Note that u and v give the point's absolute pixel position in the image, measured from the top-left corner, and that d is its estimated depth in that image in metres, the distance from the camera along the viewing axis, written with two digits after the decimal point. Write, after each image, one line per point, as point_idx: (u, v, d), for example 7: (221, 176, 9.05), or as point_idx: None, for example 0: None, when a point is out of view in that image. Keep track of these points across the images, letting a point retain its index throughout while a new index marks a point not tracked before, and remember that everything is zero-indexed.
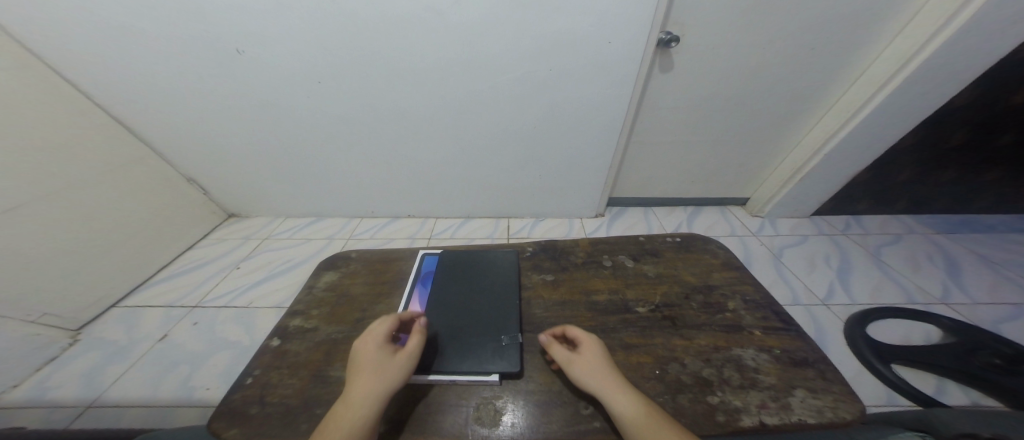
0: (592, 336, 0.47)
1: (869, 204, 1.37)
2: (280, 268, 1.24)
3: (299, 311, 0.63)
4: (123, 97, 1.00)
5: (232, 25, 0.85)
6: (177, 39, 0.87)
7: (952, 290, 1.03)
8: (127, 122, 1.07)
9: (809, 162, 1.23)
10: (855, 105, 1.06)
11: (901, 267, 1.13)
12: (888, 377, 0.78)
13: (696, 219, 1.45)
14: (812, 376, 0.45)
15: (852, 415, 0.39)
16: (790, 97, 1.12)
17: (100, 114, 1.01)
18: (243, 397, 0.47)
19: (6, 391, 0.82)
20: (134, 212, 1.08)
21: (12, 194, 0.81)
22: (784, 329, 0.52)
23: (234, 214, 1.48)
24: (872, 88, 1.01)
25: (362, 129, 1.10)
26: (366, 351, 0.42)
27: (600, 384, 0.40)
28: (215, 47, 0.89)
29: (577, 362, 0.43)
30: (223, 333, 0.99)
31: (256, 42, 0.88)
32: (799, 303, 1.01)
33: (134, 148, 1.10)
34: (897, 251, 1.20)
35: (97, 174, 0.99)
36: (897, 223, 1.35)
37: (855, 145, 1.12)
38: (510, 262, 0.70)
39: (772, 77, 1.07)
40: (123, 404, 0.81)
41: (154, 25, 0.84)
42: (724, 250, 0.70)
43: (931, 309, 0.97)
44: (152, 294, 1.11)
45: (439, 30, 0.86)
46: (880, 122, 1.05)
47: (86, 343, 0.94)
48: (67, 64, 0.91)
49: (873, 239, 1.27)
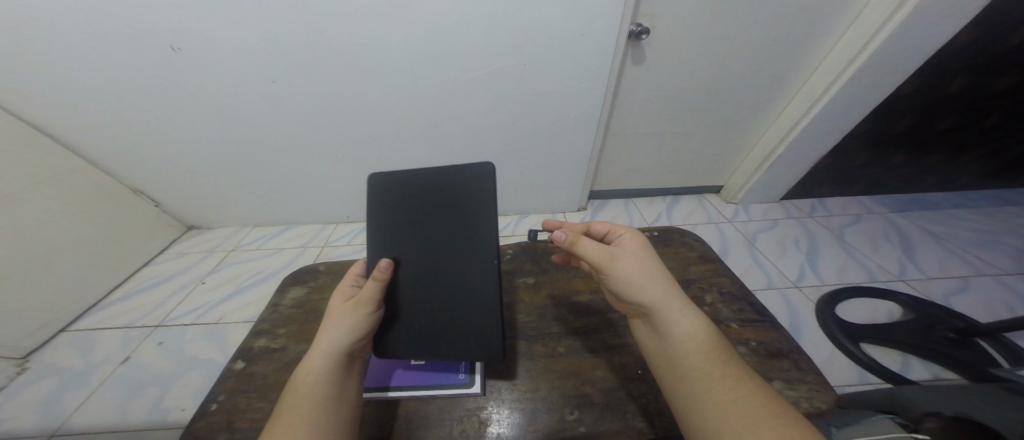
0: (643, 239, 0.41)
1: (832, 187, 1.43)
2: (250, 280, 1.16)
3: (265, 330, 0.58)
4: (43, 101, 0.88)
5: (165, 19, 0.76)
6: (98, 32, 0.77)
7: (908, 266, 1.10)
8: (52, 130, 0.95)
9: (775, 150, 1.27)
10: (815, 95, 1.09)
11: (863, 246, 1.20)
12: (857, 355, 0.82)
13: (675, 208, 1.47)
14: (787, 366, 0.46)
15: (826, 404, 0.40)
16: (758, 87, 1.15)
17: (15, 121, 0.89)
18: (208, 424, 0.44)
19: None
20: (77, 226, 0.98)
21: None
22: (759, 321, 0.53)
23: (194, 226, 1.37)
24: (830, 78, 1.04)
25: (329, 131, 1.04)
26: (337, 294, 0.46)
27: (661, 298, 0.36)
28: (144, 41, 0.79)
29: (629, 268, 0.38)
30: (193, 351, 0.92)
31: (193, 37, 0.80)
32: (773, 286, 1.05)
33: (64, 157, 0.98)
34: (859, 230, 1.27)
35: (27, 184, 0.88)
36: (857, 204, 1.43)
37: (815, 134, 1.16)
38: (465, 171, 0.46)
39: (741, 67, 1.08)
40: (87, 433, 0.74)
41: (70, 17, 0.74)
42: (700, 242, 0.71)
43: (891, 286, 1.03)
44: (106, 316, 1.02)
45: (403, 24, 0.81)
46: (840, 112, 1.09)
47: (36, 371, 0.86)
48: None
49: (837, 220, 1.33)
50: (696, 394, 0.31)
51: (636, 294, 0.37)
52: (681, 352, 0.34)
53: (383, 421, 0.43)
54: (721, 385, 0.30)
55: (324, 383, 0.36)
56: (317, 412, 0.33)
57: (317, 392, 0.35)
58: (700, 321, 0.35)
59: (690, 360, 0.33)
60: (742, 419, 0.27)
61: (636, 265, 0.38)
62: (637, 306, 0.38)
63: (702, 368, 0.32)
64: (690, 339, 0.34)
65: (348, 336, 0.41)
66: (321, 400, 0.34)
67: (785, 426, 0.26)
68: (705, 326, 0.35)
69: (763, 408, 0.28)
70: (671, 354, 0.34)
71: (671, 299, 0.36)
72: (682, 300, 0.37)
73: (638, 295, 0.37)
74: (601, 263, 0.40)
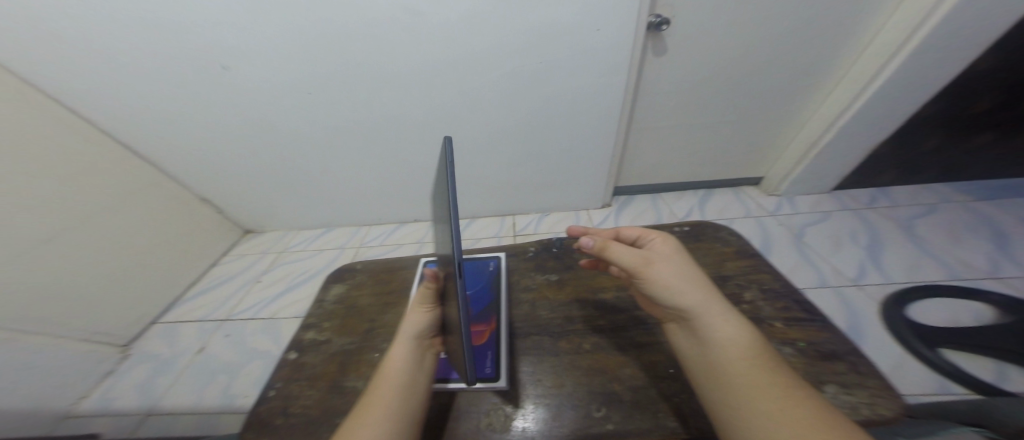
0: (676, 245, 0.41)
1: (898, 174, 1.26)
2: (297, 279, 1.27)
3: (313, 324, 0.64)
4: (132, 126, 1.04)
5: (218, 45, 0.86)
6: (169, 62, 0.89)
7: (1001, 261, 0.94)
8: (138, 151, 1.12)
9: (822, 138, 1.14)
10: (868, 74, 0.97)
11: (940, 238, 1.04)
12: (935, 362, 0.72)
13: (710, 202, 1.38)
14: (843, 370, 0.42)
15: (891, 412, 0.36)
16: (801, 68, 1.05)
17: (114, 145, 1.07)
18: (269, 408, 0.49)
19: (76, 402, 0.89)
20: (158, 232, 1.15)
21: (29, 231, 0.83)
22: (808, 320, 0.49)
23: (250, 230, 1.53)
24: (886, 54, 0.92)
25: (359, 138, 1.12)
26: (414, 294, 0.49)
27: (700, 302, 0.35)
28: (201, 66, 0.90)
29: (665, 271, 0.37)
30: (252, 344, 1.03)
31: (242, 60, 0.89)
32: (827, 284, 0.95)
33: (147, 173, 1.15)
34: (935, 221, 1.11)
35: (118, 199, 1.04)
36: (932, 192, 1.24)
37: (869, 119, 1.03)
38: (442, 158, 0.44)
39: (780, 47, 0.99)
40: (173, 414, 0.86)
41: (147, 52, 0.86)
42: (737, 237, 0.66)
43: (978, 285, 0.89)
44: (184, 311, 1.17)
45: (421, 31, 0.84)
46: (902, 92, 0.95)
47: (135, 357, 1.02)
48: (80, 99, 0.96)
49: (906, 211, 1.17)
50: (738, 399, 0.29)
51: (674, 297, 0.36)
52: (723, 357, 0.31)
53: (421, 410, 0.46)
54: (767, 392, 0.28)
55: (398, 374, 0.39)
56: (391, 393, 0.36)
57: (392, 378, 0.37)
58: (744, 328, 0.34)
59: (733, 365, 0.31)
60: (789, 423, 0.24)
61: (673, 271, 0.37)
62: (675, 312, 0.36)
63: (746, 374, 0.29)
64: (734, 344, 0.32)
65: (415, 330, 0.44)
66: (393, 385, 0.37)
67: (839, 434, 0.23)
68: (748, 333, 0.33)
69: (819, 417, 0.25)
70: (711, 360, 0.32)
71: (711, 304, 0.35)
72: (722, 306, 0.35)
73: (676, 298, 0.36)
74: (633, 265, 0.39)
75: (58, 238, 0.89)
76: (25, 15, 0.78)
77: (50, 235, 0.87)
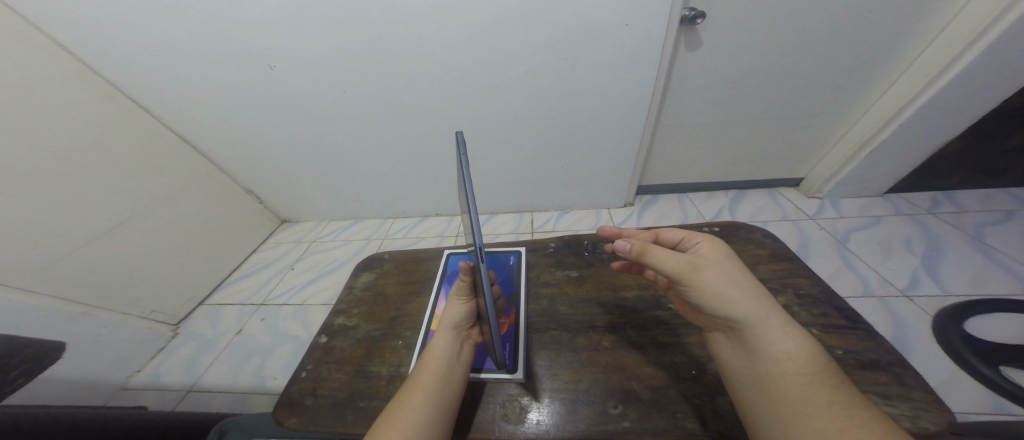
0: (725, 248, 0.39)
1: (966, 176, 1.14)
2: (327, 268, 1.35)
3: (342, 309, 0.68)
4: (188, 122, 1.14)
5: (263, 44, 0.91)
6: (221, 63, 0.96)
7: None
8: (197, 144, 1.21)
9: (877, 136, 1.06)
10: (938, 66, 0.89)
11: (1011, 249, 0.94)
12: (996, 383, 0.65)
13: (740, 203, 1.32)
14: (885, 381, 0.39)
15: (937, 426, 0.33)
16: (850, 61, 0.97)
17: (175, 139, 1.17)
18: (299, 389, 0.53)
19: (132, 375, 1.00)
20: (207, 221, 1.25)
21: (107, 216, 0.97)
22: (849, 328, 0.46)
23: (286, 220, 1.64)
24: (961, 44, 0.84)
25: (387, 133, 1.16)
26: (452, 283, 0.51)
27: (756, 313, 0.34)
28: (250, 64, 0.97)
29: (715, 280, 0.35)
30: (285, 328, 1.11)
31: (284, 58, 0.95)
32: (872, 294, 0.88)
33: (203, 165, 1.25)
34: (1007, 230, 0.99)
35: (177, 190, 1.15)
36: (1005, 197, 1.11)
37: (941, 113, 0.94)
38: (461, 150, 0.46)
39: (827, 39, 0.93)
40: (212, 391, 0.94)
41: (205, 54, 0.94)
42: (772, 238, 0.63)
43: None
44: (228, 293, 1.27)
45: (451, 28, 0.86)
46: (974, 85, 0.87)
47: (184, 335, 1.12)
48: (146, 98, 1.06)
49: (972, 217, 1.05)
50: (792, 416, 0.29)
51: (727, 308, 0.34)
52: (779, 373, 0.31)
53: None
54: (825, 412, 0.28)
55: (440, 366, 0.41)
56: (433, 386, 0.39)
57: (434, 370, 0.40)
58: (803, 340, 0.33)
59: (788, 382, 0.30)
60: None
61: (725, 279, 0.35)
62: (727, 322, 0.35)
63: (803, 392, 0.29)
64: (792, 360, 0.31)
65: (453, 320, 0.46)
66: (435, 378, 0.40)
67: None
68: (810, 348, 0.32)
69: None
70: (765, 374, 0.32)
71: (768, 315, 0.34)
72: (779, 318, 0.34)
73: (728, 309, 0.34)
74: (679, 273, 0.37)
75: (126, 223, 1.01)
76: (105, 24, 0.87)
77: (121, 221, 1.00)
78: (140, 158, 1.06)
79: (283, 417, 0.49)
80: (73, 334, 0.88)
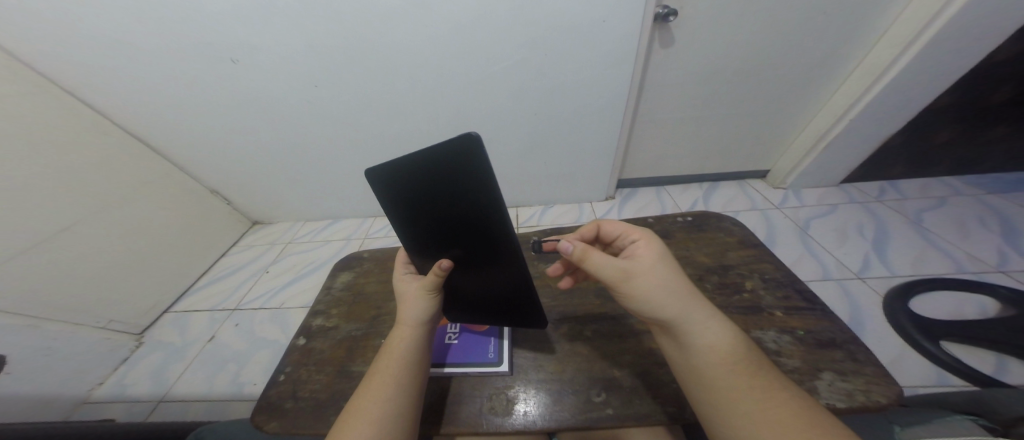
0: (658, 247, 0.39)
1: (908, 167, 1.24)
2: (305, 270, 1.30)
3: (321, 310, 0.66)
4: (142, 118, 1.06)
5: (222, 35, 0.86)
6: (178, 55, 0.90)
7: (1007, 255, 0.93)
8: (150, 141, 1.13)
9: (831, 131, 1.13)
10: (879, 68, 0.96)
11: (947, 232, 1.03)
12: (936, 355, 0.72)
13: (713, 194, 1.38)
14: (841, 358, 0.42)
15: (886, 399, 0.37)
16: (807, 61, 1.03)
17: (125, 136, 1.08)
18: (278, 393, 0.51)
19: (93, 388, 0.93)
20: (169, 224, 1.17)
21: (53, 220, 0.89)
22: (808, 309, 0.49)
23: (258, 221, 1.56)
24: (899, 47, 0.91)
25: (364, 129, 1.12)
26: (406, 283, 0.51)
27: (682, 313, 0.35)
28: (210, 58, 0.90)
29: (644, 285, 0.36)
30: (261, 333, 1.06)
31: (247, 51, 0.89)
32: (830, 278, 0.95)
33: (158, 164, 1.16)
34: (942, 215, 1.09)
35: (129, 191, 1.07)
36: (940, 186, 1.22)
37: (884, 111, 1.02)
38: (444, 152, 0.35)
39: (786, 41, 0.98)
40: (186, 400, 0.89)
41: (157, 45, 0.87)
42: (740, 226, 0.66)
43: (984, 278, 0.89)
44: (197, 300, 1.20)
45: (427, 23, 0.84)
46: (912, 84, 0.95)
47: (150, 345, 1.05)
48: (92, 94, 0.98)
49: (914, 204, 1.15)
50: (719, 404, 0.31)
51: (656, 311, 0.35)
52: (707, 366, 0.33)
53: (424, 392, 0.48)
54: (744, 398, 0.30)
55: (402, 360, 0.42)
56: (397, 377, 0.41)
57: (397, 362, 0.42)
58: (727, 333, 0.34)
59: (715, 375, 0.32)
60: (771, 428, 0.27)
61: (654, 282, 0.36)
62: (657, 322, 0.36)
63: (729, 383, 0.31)
64: (718, 354, 0.33)
65: (414, 317, 0.47)
66: (400, 369, 0.41)
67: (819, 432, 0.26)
68: (731, 340, 0.34)
69: (802, 420, 0.28)
70: (696, 368, 0.34)
71: (696, 314, 0.35)
72: (704, 315, 0.35)
73: (656, 311, 0.35)
74: (612, 278, 0.37)
75: (77, 227, 0.94)
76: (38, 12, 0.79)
77: (69, 224, 0.92)
78: (92, 158, 0.99)
79: (262, 422, 0.47)
80: (15, 347, 0.80)
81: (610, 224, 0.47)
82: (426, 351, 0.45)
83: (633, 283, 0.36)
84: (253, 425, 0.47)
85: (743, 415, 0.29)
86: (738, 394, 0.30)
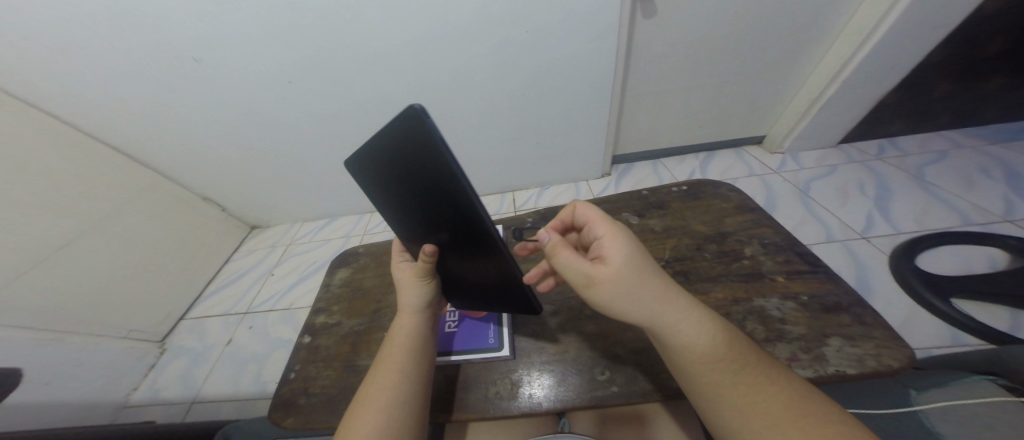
0: (622, 245, 0.36)
1: (907, 123, 1.18)
2: (308, 270, 1.31)
3: (322, 308, 0.66)
4: (123, 130, 1.07)
5: (185, 35, 0.84)
6: (147, 59, 0.89)
7: (1014, 204, 0.89)
8: (133, 153, 1.14)
9: (824, 92, 1.08)
10: (868, 27, 0.91)
11: (951, 185, 0.99)
12: (947, 314, 0.70)
13: (710, 164, 1.33)
14: (848, 322, 0.41)
15: (898, 362, 0.35)
16: (798, 21, 0.98)
17: (108, 151, 1.09)
18: (291, 389, 0.52)
19: (130, 393, 0.98)
20: (169, 233, 1.19)
21: (55, 237, 0.91)
22: (810, 272, 0.48)
23: (256, 226, 1.57)
24: (889, 0, 0.86)
25: (348, 124, 1.10)
26: (404, 270, 0.51)
27: (650, 316, 0.33)
28: (177, 61, 0.89)
29: (606, 293, 0.34)
30: (276, 333, 1.08)
31: (213, 51, 0.87)
32: (834, 240, 0.93)
33: (145, 174, 1.17)
34: (943, 169, 1.04)
35: (120, 203, 1.08)
36: (939, 140, 1.16)
37: (879, 68, 0.97)
38: (398, 127, 0.36)
39: (773, 0, 0.93)
40: (217, 400, 0.92)
41: (121, 52, 0.87)
42: (737, 191, 0.64)
43: (992, 229, 0.85)
44: (209, 306, 1.23)
45: (393, 7, 0.80)
46: (908, 37, 0.90)
47: (172, 351, 1.08)
48: (69, 111, 0.99)
49: (914, 159, 1.10)
50: (705, 397, 0.31)
51: (624, 316, 0.34)
52: (684, 364, 0.32)
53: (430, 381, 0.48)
54: (728, 394, 0.29)
55: (408, 343, 0.43)
56: (400, 362, 0.41)
57: (399, 349, 0.42)
58: (707, 327, 0.32)
59: (695, 373, 0.31)
60: (760, 422, 0.27)
61: (618, 287, 0.34)
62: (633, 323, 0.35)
63: (710, 378, 0.30)
64: (693, 354, 0.31)
65: (416, 302, 0.47)
66: (403, 356, 0.41)
67: (812, 421, 0.26)
68: (710, 337, 0.32)
69: (792, 409, 0.27)
70: (677, 363, 0.33)
71: (667, 314, 0.32)
72: (678, 314, 0.32)
73: (624, 316, 0.34)
74: (577, 285, 0.37)
75: (78, 243, 0.95)
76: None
77: (70, 240, 0.94)
78: (86, 174, 1.00)
79: (278, 417, 0.48)
80: (51, 355, 0.84)
81: (582, 209, 0.43)
82: (432, 335, 0.46)
83: (596, 290, 0.35)
84: (269, 420, 0.48)
85: (725, 409, 0.29)
86: (721, 391, 0.30)
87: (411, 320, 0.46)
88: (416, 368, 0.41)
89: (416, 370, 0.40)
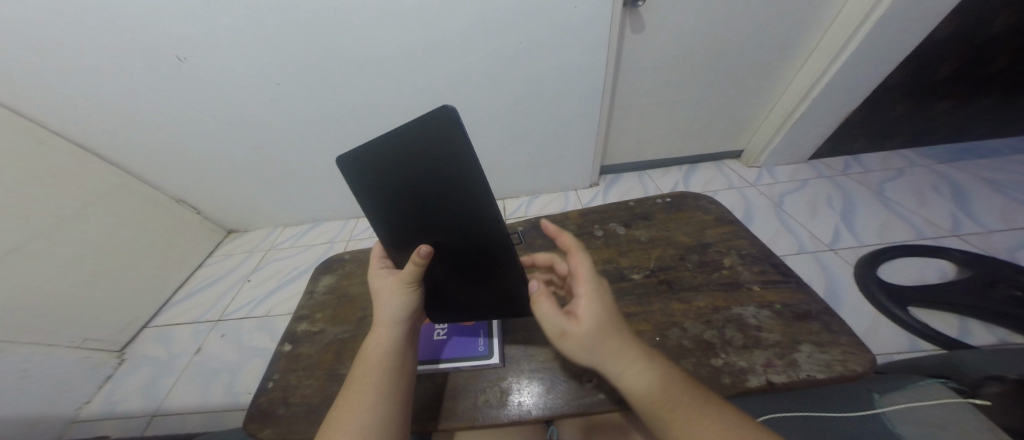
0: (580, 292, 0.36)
1: (866, 141, 1.28)
2: (288, 276, 1.26)
3: (304, 316, 0.64)
4: (88, 126, 1.00)
5: (165, 32, 0.80)
6: (117, 57, 0.85)
7: (959, 219, 0.98)
8: (100, 151, 1.08)
9: (796, 109, 1.16)
10: (834, 49, 0.99)
11: (902, 200, 1.08)
12: (905, 321, 0.76)
13: (692, 176, 1.39)
14: (817, 329, 0.44)
15: (861, 368, 0.38)
16: (773, 41, 1.05)
17: (71, 146, 1.02)
18: (269, 400, 0.50)
19: (81, 407, 0.90)
20: (137, 236, 1.12)
21: (8, 237, 0.84)
22: (783, 282, 0.51)
23: (233, 229, 1.50)
24: (851, 27, 0.94)
25: (336, 127, 1.08)
26: (383, 280, 0.49)
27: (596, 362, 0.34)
28: (156, 59, 0.86)
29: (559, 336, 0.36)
30: (251, 342, 1.04)
31: (196, 50, 0.84)
32: (806, 250, 0.99)
33: (110, 174, 1.10)
34: (899, 185, 1.13)
35: (81, 203, 1.00)
36: (895, 158, 1.26)
37: (843, 88, 1.05)
38: (417, 128, 0.36)
39: (750, 21, 0.99)
40: (184, 412, 0.87)
41: (91, 48, 0.82)
42: (717, 205, 0.67)
43: (942, 243, 0.93)
44: (177, 313, 1.16)
45: (388, 16, 0.81)
46: (869, 61, 0.98)
47: (133, 361, 1.01)
48: (29, 104, 0.92)
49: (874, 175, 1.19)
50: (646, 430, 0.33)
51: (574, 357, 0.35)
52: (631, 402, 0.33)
53: (418, 390, 0.47)
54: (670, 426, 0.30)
55: (383, 360, 0.42)
56: (378, 380, 0.40)
57: (375, 366, 0.41)
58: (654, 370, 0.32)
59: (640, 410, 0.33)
60: None
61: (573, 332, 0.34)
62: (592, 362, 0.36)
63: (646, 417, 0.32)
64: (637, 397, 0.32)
65: (395, 315, 0.45)
66: (379, 376, 0.40)
67: None
68: (659, 380, 0.32)
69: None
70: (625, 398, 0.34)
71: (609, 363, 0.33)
72: (625, 363, 0.33)
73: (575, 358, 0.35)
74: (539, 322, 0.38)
75: (31, 243, 0.87)
76: None
77: (24, 241, 0.86)
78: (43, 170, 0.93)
79: (254, 429, 0.46)
80: None
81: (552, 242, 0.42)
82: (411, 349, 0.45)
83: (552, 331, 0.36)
84: (245, 433, 0.45)
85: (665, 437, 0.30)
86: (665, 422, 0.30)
87: (388, 335, 0.44)
88: (391, 389, 0.40)
89: (392, 389, 0.39)
